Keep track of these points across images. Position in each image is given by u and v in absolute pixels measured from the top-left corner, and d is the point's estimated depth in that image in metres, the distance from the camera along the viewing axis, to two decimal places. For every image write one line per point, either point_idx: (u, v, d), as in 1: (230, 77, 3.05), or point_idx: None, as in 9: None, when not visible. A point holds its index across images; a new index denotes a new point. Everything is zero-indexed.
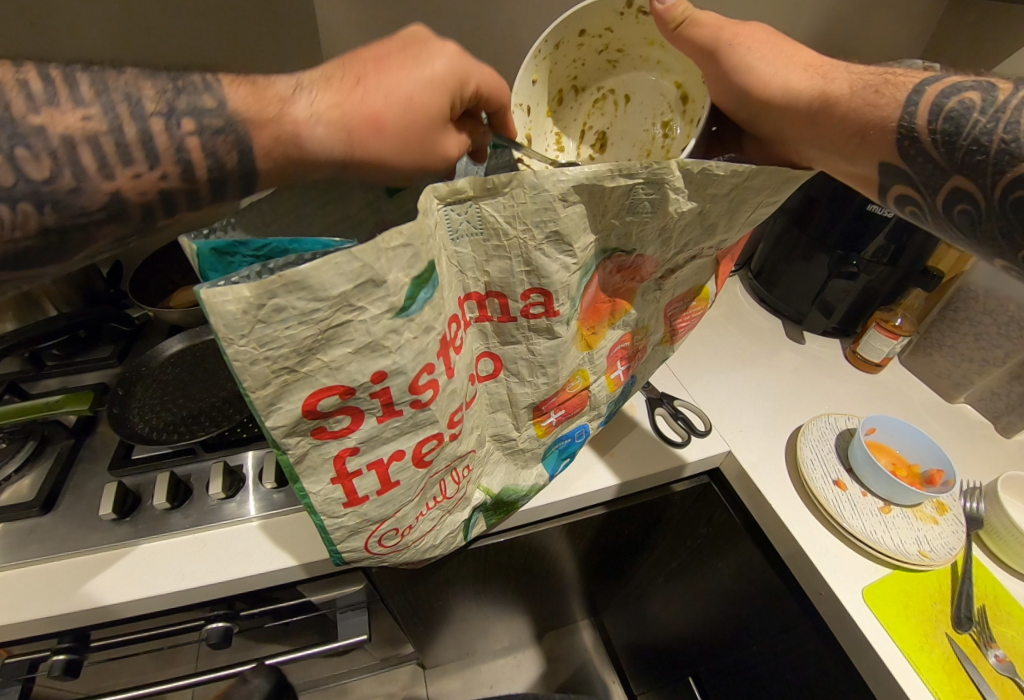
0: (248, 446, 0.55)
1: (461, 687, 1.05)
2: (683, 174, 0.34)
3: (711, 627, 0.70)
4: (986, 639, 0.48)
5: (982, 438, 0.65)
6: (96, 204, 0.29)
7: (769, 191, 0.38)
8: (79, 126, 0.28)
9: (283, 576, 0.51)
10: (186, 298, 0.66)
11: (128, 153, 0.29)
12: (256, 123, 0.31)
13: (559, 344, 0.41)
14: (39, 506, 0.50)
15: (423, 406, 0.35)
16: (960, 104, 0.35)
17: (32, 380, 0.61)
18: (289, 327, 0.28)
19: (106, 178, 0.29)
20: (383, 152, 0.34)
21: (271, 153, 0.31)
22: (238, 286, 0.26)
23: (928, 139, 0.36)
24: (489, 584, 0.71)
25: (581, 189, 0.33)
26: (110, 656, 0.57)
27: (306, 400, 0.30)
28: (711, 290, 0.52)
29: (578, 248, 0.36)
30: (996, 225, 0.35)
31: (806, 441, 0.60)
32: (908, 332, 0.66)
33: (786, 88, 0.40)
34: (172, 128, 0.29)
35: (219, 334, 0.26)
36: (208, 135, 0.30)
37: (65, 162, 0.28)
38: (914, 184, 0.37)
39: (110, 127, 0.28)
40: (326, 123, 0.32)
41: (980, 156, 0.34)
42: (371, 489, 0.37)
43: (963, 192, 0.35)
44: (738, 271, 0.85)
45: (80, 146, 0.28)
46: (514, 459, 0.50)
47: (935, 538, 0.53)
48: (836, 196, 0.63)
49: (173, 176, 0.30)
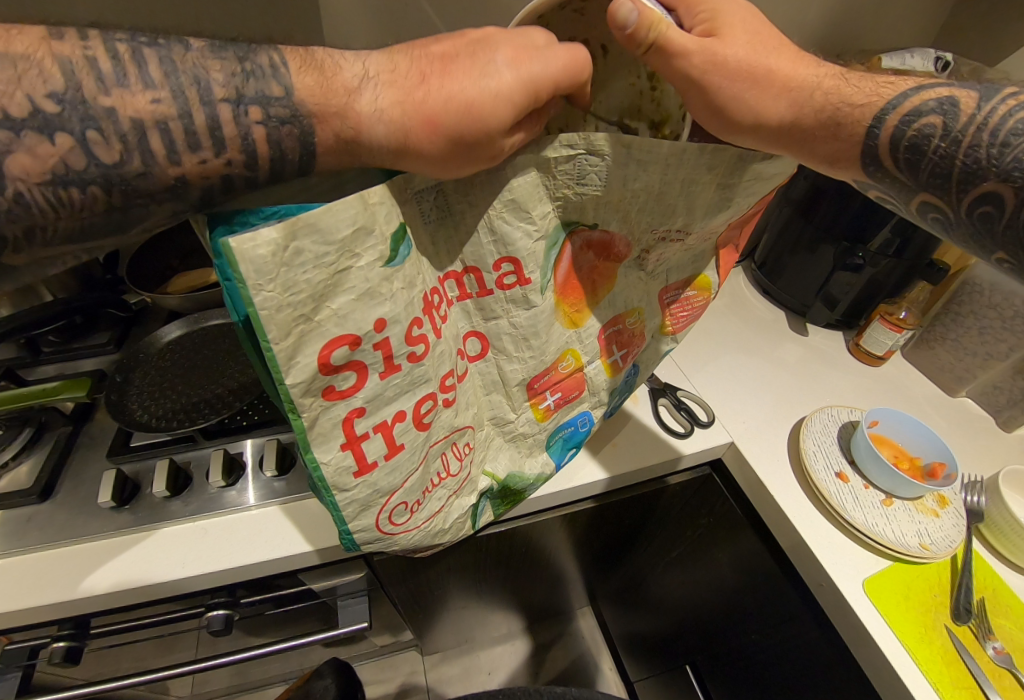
0: (248, 434, 0.55)
1: (460, 673, 1.06)
2: (624, 147, 0.34)
3: (709, 616, 0.71)
4: (985, 632, 0.48)
5: (982, 432, 0.65)
6: (161, 187, 0.29)
7: (723, 170, 0.37)
8: (149, 108, 0.27)
9: (295, 563, 0.50)
10: (184, 284, 0.65)
11: (196, 139, 0.28)
12: (319, 116, 0.30)
13: (537, 313, 0.40)
14: (37, 494, 0.50)
15: (419, 360, 0.35)
16: (921, 132, 0.35)
17: (29, 367, 0.60)
18: (307, 271, 0.27)
19: (173, 164, 0.29)
20: (430, 152, 0.31)
21: (334, 149, 0.31)
22: (264, 229, 0.25)
23: (894, 166, 0.37)
24: (488, 572, 0.71)
25: (530, 159, 0.33)
26: (111, 643, 0.57)
27: (321, 353, 0.30)
28: (713, 280, 0.51)
29: (538, 215, 0.36)
30: (965, 232, 0.36)
31: (808, 433, 0.60)
32: (912, 326, 0.67)
33: (756, 117, 0.37)
34: (240, 117, 0.29)
35: (247, 280, 0.26)
36: (274, 124, 0.29)
37: (134, 147, 0.28)
38: (887, 194, 0.39)
39: (179, 112, 0.28)
40: (388, 121, 0.31)
41: (943, 177, 0.35)
42: (379, 453, 0.36)
43: (931, 204, 0.37)
44: (741, 262, 0.84)
45: (150, 129, 0.27)
46: (517, 446, 0.49)
47: (935, 531, 0.53)
48: (843, 187, 0.62)
49: (237, 163, 0.30)
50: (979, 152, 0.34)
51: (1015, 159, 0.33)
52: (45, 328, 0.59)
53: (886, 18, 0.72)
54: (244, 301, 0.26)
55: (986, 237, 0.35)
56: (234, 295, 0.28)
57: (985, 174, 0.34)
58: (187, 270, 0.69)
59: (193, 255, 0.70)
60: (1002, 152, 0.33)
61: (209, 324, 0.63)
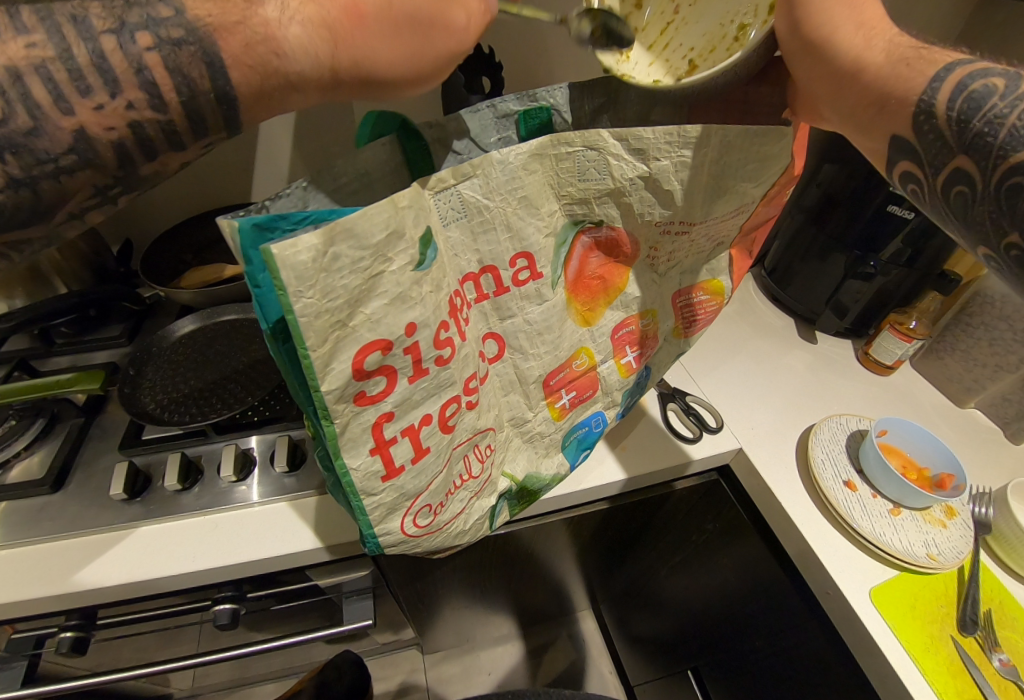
0: (259, 430, 0.55)
1: (459, 672, 1.07)
2: (620, 142, 0.35)
3: (711, 621, 0.71)
4: (991, 643, 0.49)
5: (989, 443, 0.65)
6: (60, 146, 0.28)
7: (715, 153, 0.38)
8: (24, 56, 0.26)
9: (306, 558, 0.51)
10: (196, 278, 0.65)
11: (82, 82, 0.27)
12: (220, 27, 0.28)
13: (550, 308, 0.41)
14: (49, 484, 0.50)
15: (446, 363, 0.35)
16: (983, 88, 0.30)
17: (42, 358, 0.61)
18: (344, 277, 0.28)
19: (64, 114, 0.28)
20: (371, 46, 0.31)
21: (243, 61, 0.29)
22: (306, 235, 0.25)
23: (944, 120, 0.32)
24: (493, 573, 0.72)
25: (537, 157, 0.35)
26: (118, 634, 0.58)
27: (354, 359, 0.30)
28: (727, 286, 0.51)
29: (545, 212, 0.37)
30: (986, 210, 0.31)
31: (818, 441, 0.60)
32: (921, 336, 0.66)
33: (824, 41, 0.33)
34: (126, 46, 0.27)
35: (288, 287, 0.26)
36: (167, 48, 0.28)
37: (16, 99, 0.27)
38: (919, 162, 0.34)
39: (57, 55, 0.27)
40: (304, 19, 0.30)
41: (987, 140, 0.30)
42: (406, 457, 0.36)
43: (963, 172, 0.31)
44: (752, 267, 0.84)
45: (28, 78, 0.27)
46: (535, 446, 0.49)
47: (944, 542, 0.53)
48: (857, 197, 0.62)
49: (138, 103, 0.28)
50: None
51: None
52: (58, 320, 0.59)
53: (903, 29, 0.72)
54: (284, 308, 0.26)
55: (1008, 214, 0.30)
56: (265, 303, 0.28)
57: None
58: (201, 265, 0.69)
59: (205, 250, 0.70)
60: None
61: (221, 319, 0.64)
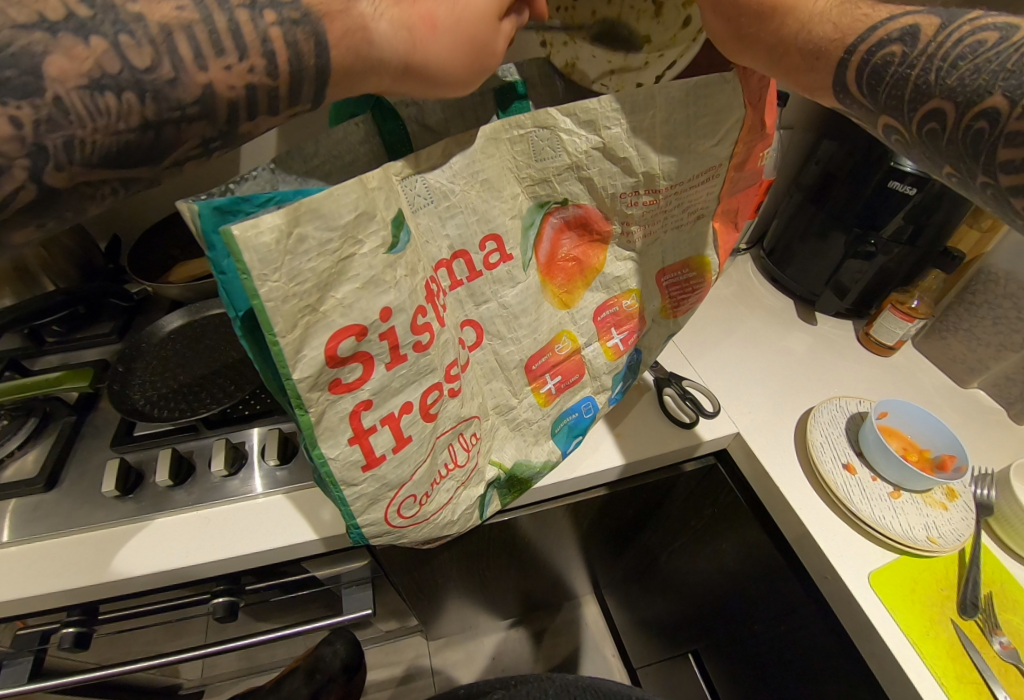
0: (252, 424, 0.55)
1: (464, 658, 1.08)
2: (572, 118, 0.35)
3: (711, 603, 0.71)
4: (991, 626, 0.48)
5: (992, 423, 0.64)
6: (191, 97, 0.26)
7: (664, 112, 0.37)
8: (173, 14, 0.25)
9: (301, 550, 0.51)
10: (184, 272, 0.64)
11: (219, 42, 0.26)
12: (326, 12, 0.28)
13: (524, 291, 0.40)
14: (43, 483, 0.50)
15: (424, 350, 0.34)
16: (883, 58, 0.34)
17: (34, 357, 0.61)
18: (311, 260, 0.27)
19: (199, 70, 0.26)
20: (440, 53, 0.31)
21: (344, 43, 0.29)
22: (266, 214, 0.25)
23: (857, 88, 0.36)
24: (491, 561, 0.72)
25: (494, 142, 0.34)
26: (121, 628, 0.58)
27: (327, 344, 0.29)
28: (712, 262, 0.50)
29: (508, 195, 0.36)
30: (920, 151, 0.35)
31: (816, 424, 0.59)
32: (924, 315, 0.64)
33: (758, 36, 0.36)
34: (256, 20, 0.26)
35: (252, 270, 0.25)
36: (289, 25, 0.27)
37: (164, 50, 0.25)
38: (856, 118, 0.38)
39: (202, 16, 0.25)
40: (390, 17, 0.30)
41: (898, 95, 0.34)
42: (387, 446, 0.35)
43: (890, 128, 0.36)
44: (749, 248, 0.82)
45: (176, 33, 0.25)
46: (523, 434, 0.48)
47: (943, 524, 0.53)
48: (856, 175, 0.60)
49: (259, 70, 0.27)
50: (929, 73, 0.32)
51: (960, 77, 0.31)
52: (46, 318, 0.59)
53: None
54: (249, 292, 0.26)
55: (934, 152, 0.34)
56: (231, 290, 0.27)
57: (931, 92, 0.32)
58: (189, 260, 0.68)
59: (193, 245, 0.70)
60: (949, 72, 0.32)
61: (210, 313, 0.63)
